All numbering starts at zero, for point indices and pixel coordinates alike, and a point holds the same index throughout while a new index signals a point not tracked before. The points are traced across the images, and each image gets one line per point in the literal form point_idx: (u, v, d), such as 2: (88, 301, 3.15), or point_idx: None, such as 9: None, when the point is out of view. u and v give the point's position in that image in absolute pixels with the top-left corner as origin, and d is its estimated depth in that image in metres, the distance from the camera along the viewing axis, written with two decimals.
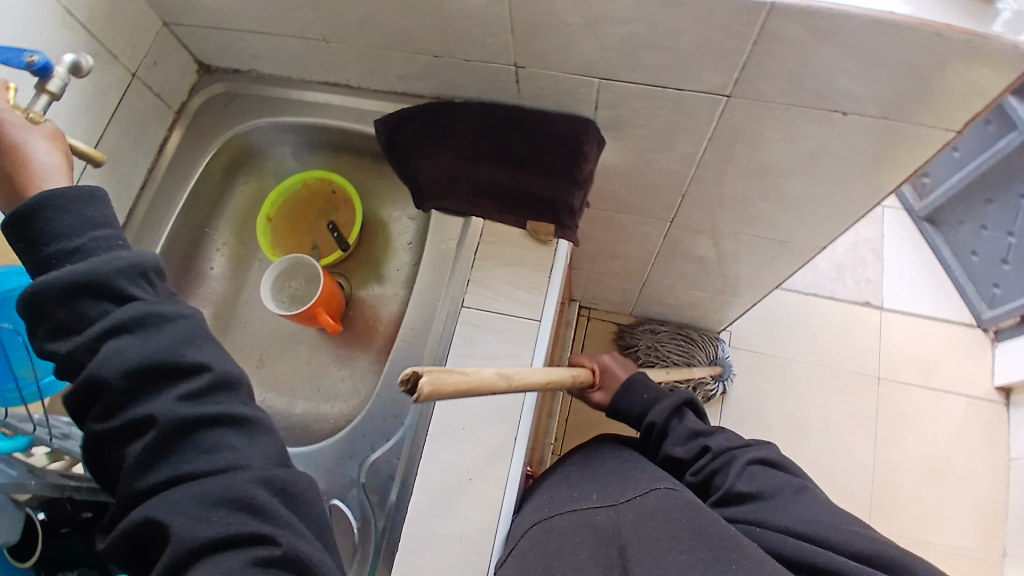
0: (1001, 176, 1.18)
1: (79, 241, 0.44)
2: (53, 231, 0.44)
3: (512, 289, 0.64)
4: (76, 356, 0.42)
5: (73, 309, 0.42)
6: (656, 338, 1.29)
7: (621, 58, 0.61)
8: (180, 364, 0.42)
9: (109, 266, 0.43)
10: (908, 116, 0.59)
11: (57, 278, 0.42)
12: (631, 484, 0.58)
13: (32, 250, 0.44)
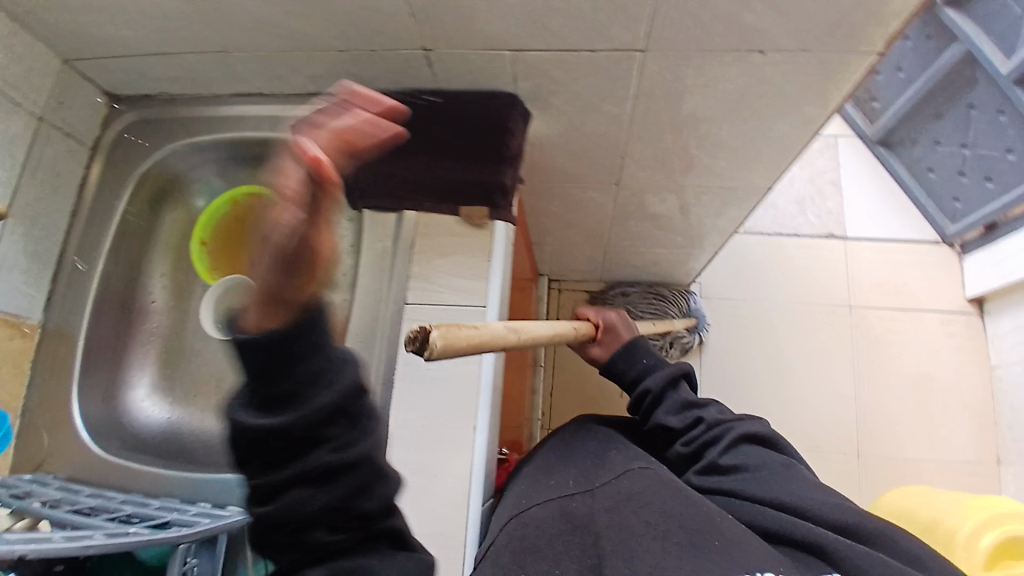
0: (947, 90, 1.17)
1: (333, 376, 0.50)
2: (316, 364, 0.50)
3: (452, 278, 0.63)
4: (292, 454, 0.49)
5: (307, 424, 0.49)
6: (628, 300, 1.29)
7: (525, 28, 0.59)
8: (359, 489, 0.50)
9: (348, 395, 0.51)
10: (826, 45, 0.58)
11: (311, 406, 0.49)
12: (608, 468, 0.60)
13: (287, 371, 0.49)
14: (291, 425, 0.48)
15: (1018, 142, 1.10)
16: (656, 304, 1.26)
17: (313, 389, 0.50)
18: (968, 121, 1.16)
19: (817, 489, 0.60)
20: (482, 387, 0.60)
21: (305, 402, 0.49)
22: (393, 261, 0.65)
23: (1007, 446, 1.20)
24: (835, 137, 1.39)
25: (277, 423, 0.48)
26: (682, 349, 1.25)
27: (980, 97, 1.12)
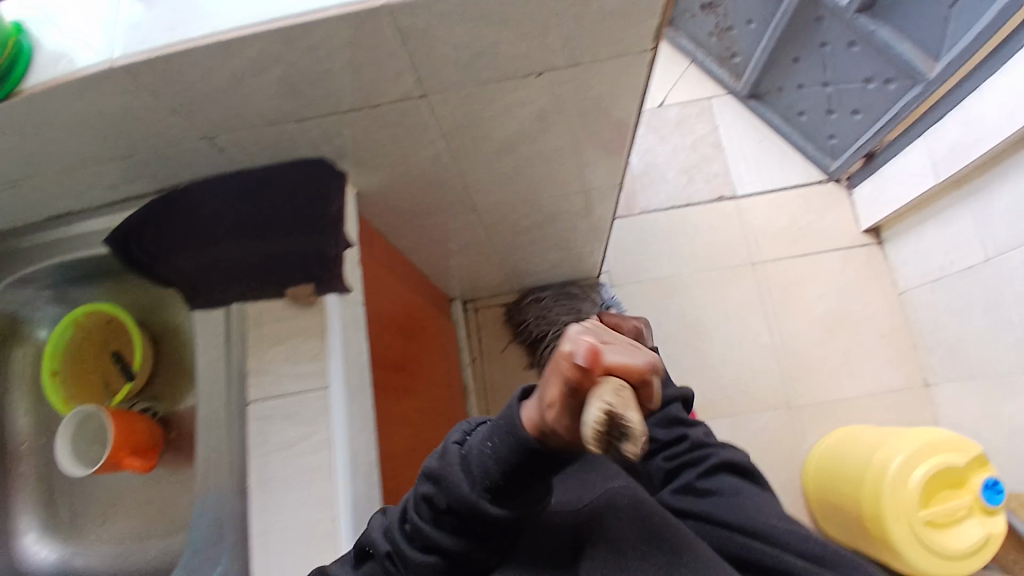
0: (796, 35, 1.16)
1: (535, 507, 0.48)
2: (539, 491, 0.47)
3: (291, 365, 0.62)
4: (467, 527, 0.47)
5: (497, 526, 0.47)
6: (542, 306, 1.28)
7: (292, 100, 0.56)
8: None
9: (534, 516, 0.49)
10: (598, 54, 0.57)
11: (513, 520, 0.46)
12: (588, 488, 0.57)
13: (534, 478, 0.45)
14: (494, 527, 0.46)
15: (876, 71, 1.11)
16: (569, 306, 1.27)
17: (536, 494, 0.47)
18: (824, 59, 1.16)
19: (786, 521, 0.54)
20: (339, 464, 0.59)
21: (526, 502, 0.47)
22: (232, 362, 0.63)
23: (932, 362, 1.25)
24: (708, 99, 1.39)
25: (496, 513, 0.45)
26: None
27: (829, 36, 1.12)
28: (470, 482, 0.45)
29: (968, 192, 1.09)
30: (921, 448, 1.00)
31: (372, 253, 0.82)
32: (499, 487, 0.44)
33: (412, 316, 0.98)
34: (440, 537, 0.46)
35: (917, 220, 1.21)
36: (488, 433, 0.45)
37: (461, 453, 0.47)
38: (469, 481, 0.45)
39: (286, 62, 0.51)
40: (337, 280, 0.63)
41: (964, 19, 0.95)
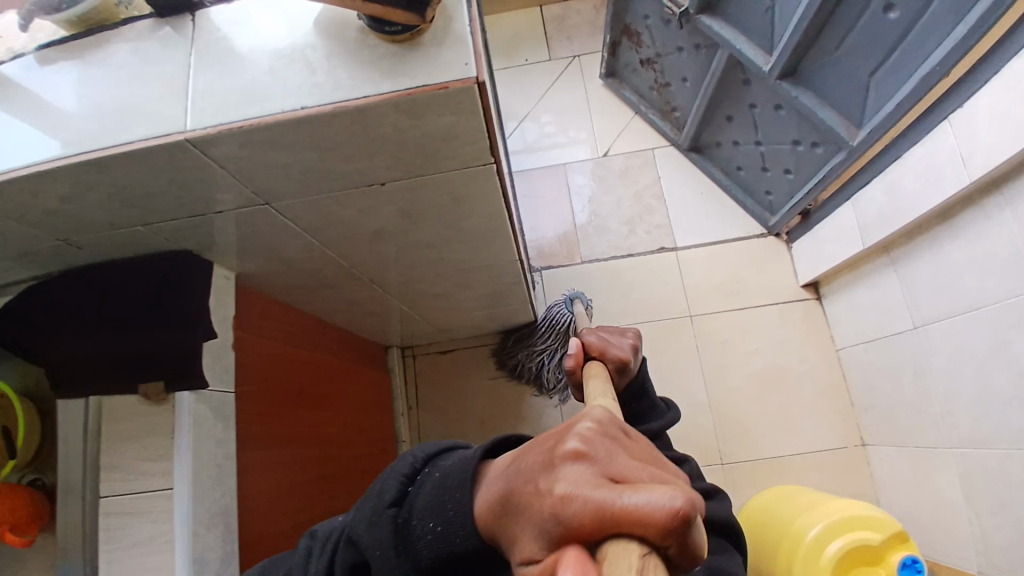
0: (730, 92, 1.18)
1: None
2: None
3: (142, 462, 0.63)
4: None
5: None
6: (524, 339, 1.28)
7: (131, 211, 0.57)
8: None
9: None
10: (437, 168, 0.57)
11: None
12: None
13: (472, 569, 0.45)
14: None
15: (802, 134, 1.11)
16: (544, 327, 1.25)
17: None
18: (754, 119, 1.17)
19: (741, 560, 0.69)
20: (179, 564, 0.60)
21: None
22: (87, 455, 0.65)
23: (867, 423, 1.21)
24: (651, 150, 1.42)
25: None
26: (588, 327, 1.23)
27: (757, 97, 1.13)
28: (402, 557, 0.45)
29: (895, 258, 1.06)
30: (847, 519, 0.95)
31: (266, 327, 0.83)
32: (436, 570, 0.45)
33: (326, 376, 1.00)
34: None
35: (851, 280, 1.19)
36: (432, 514, 0.45)
37: (399, 521, 0.47)
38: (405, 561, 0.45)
39: (108, 184, 0.52)
40: (197, 378, 0.65)
41: (879, 94, 0.94)
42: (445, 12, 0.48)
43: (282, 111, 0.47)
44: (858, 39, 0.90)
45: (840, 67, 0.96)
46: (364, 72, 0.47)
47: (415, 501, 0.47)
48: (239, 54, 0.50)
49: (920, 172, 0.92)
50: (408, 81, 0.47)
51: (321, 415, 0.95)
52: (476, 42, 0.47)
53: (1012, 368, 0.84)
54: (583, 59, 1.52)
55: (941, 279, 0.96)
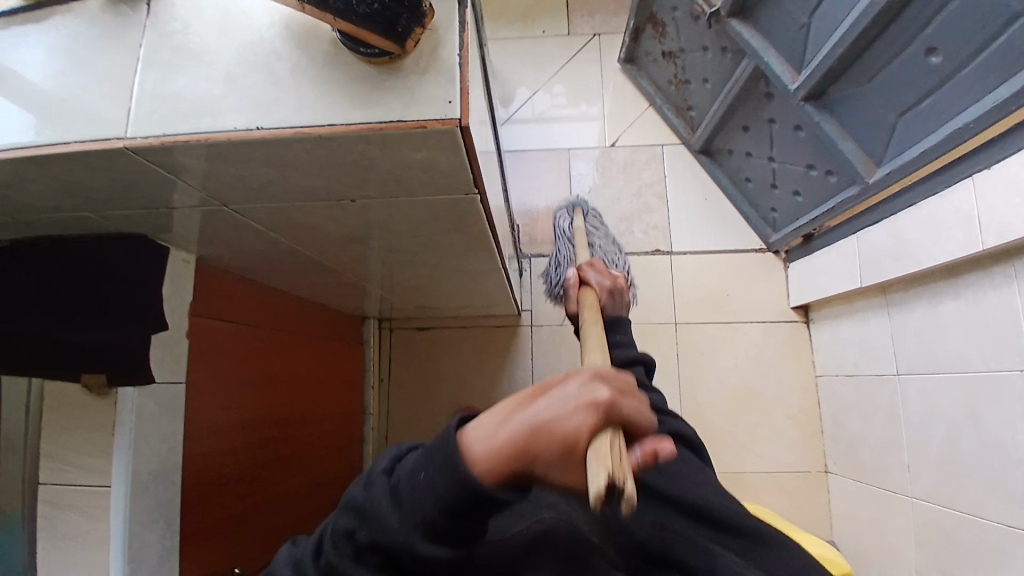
0: (750, 103, 1.14)
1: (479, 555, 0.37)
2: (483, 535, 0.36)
3: (82, 456, 0.63)
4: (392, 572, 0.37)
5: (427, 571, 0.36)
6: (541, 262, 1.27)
7: (74, 201, 0.52)
8: None
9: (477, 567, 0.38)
10: (412, 192, 0.53)
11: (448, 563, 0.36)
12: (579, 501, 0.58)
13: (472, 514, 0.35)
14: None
15: (816, 159, 1.07)
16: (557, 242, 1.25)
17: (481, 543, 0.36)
18: (770, 134, 1.13)
19: (700, 489, 0.64)
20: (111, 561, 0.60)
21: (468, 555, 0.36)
22: (29, 436, 0.64)
23: (832, 455, 1.21)
24: (659, 146, 1.36)
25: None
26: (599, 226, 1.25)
27: (777, 114, 1.09)
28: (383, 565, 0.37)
29: (889, 301, 1.03)
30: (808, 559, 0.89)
31: (226, 308, 0.81)
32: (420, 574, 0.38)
33: (288, 352, 0.99)
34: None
35: (841, 313, 1.17)
36: (423, 462, 0.37)
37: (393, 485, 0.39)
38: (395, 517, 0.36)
39: (45, 176, 0.47)
40: (143, 374, 0.64)
41: (904, 134, 0.89)
42: (433, 36, 0.42)
43: (236, 128, 0.42)
44: (893, 75, 0.86)
45: (868, 99, 0.91)
46: (336, 96, 0.42)
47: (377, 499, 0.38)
48: (197, 52, 0.45)
49: (932, 222, 0.89)
50: (381, 113, 0.42)
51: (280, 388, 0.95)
52: (464, 76, 0.42)
53: (985, 439, 0.83)
54: (602, 38, 1.43)
55: (932, 332, 0.93)
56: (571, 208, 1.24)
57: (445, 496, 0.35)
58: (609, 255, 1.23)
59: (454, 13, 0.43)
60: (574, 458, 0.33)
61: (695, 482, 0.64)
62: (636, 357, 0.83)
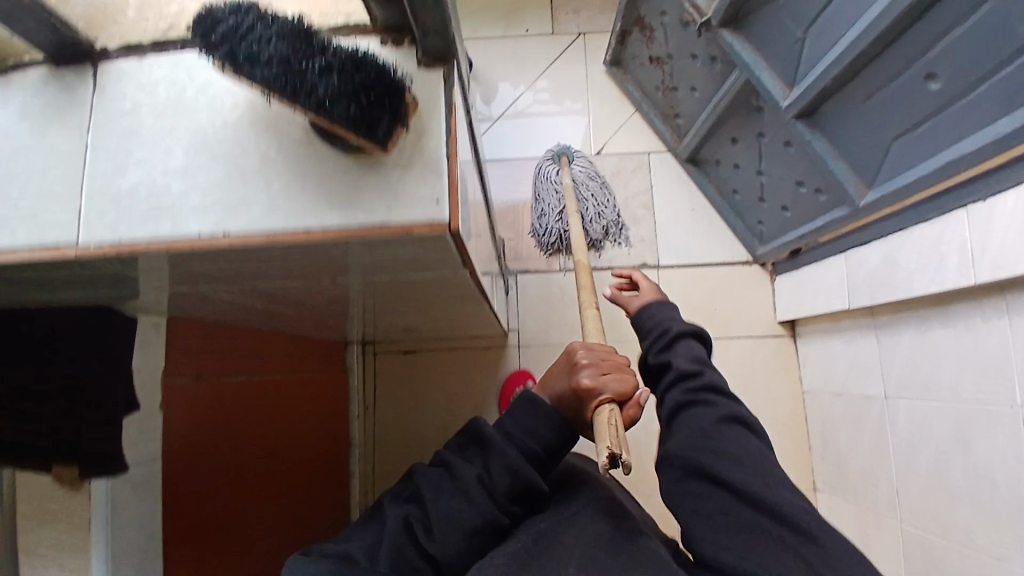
0: (740, 114, 1.09)
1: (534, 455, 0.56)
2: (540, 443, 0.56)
3: (56, 553, 0.64)
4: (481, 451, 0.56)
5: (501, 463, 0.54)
6: (539, 211, 1.30)
7: (19, 287, 0.47)
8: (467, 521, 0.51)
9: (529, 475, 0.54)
10: (398, 269, 0.49)
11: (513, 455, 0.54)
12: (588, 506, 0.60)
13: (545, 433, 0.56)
14: (481, 531, 0.51)
15: (806, 177, 1.04)
16: (549, 191, 1.30)
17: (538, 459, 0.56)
18: (760, 149, 1.10)
19: (762, 481, 0.51)
20: None
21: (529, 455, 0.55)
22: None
23: (820, 466, 1.21)
24: (647, 154, 1.33)
25: (483, 509, 0.51)
26: (589, 172, 1.30)
27: (768, 128, 1.05)
28: (464, 465, 0.55)
29: (877, 324, 1.03)
30: None
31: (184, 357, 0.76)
32: (496, 488, 0.53)
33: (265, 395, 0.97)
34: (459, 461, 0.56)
35: (830, 328, 1.16)
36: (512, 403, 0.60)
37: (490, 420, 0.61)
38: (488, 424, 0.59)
39: None
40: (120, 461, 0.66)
41: (898, 159, 0.87)
42: (418, 121, 0.38)
43: (197, 234, 0.38)
44: (890, 98, 0.82)
45: (863, 121, 0.88)
46: (308, 190, 0.38)
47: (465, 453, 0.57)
48: (149, 136, 0.39)
49: (924, 248, 0.87)
50: (360, 216, 0.37)
51: (261, 430, 0.96)
52: (453, 172, 0.38)
53: (973, 468, 0.83)
54: (587, 37, 1.37)
55: (922, 357, 0.93)
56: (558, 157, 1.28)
57: (513, 419, 0.57)
58: (601, 197, 1.28)
59: (440, 97, 0.38)
60: (580, 413, 0.55)
61: (756, 473, 0.51)
62: (679, 331, 0.71)
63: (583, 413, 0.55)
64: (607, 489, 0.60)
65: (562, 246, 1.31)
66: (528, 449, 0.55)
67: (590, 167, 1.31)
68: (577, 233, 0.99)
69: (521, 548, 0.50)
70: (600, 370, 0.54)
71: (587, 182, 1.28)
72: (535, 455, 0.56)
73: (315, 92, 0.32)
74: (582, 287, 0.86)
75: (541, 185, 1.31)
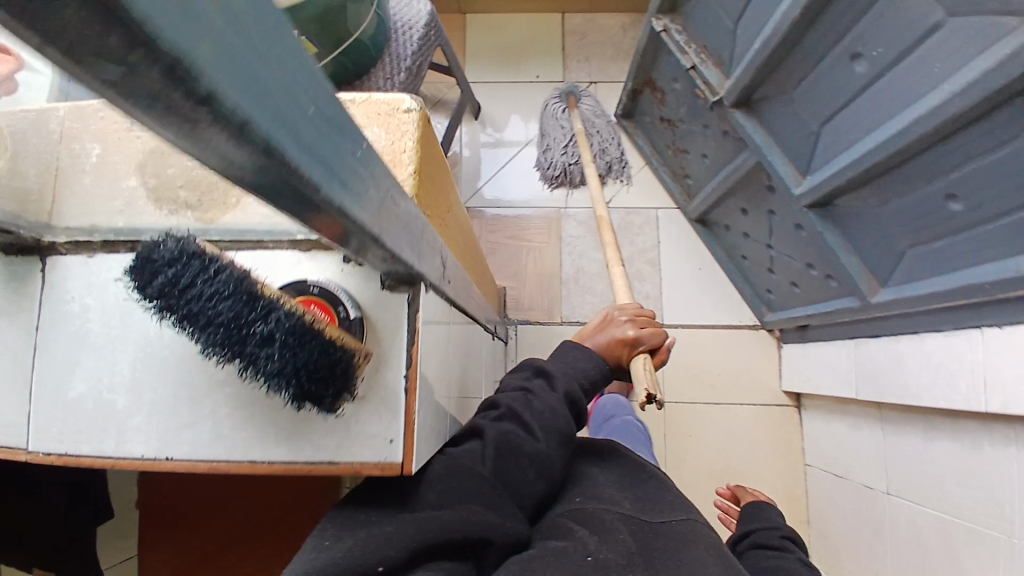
0: (751, 189, 1.06)
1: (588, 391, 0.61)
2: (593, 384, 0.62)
3: None
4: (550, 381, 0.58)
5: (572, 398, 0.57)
6: (546, 141, 1.28)
7: None
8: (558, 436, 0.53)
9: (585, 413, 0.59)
10: None
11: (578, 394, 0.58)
12: (667, 507, 0.56)
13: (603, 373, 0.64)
14: (567, 442, 0.53)
15: (816, 260, 1.00)
16: (557, 122, 1.27)
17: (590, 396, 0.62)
18: (770, 225, 1.07)
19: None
20: None
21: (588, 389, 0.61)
22: None
23: (813, 546, 1.18)
24: (655, 210, 1.30)
25: (566, 426, 0.54)
26: (598, 109, 1.26)
27: (778, 207, 1.02)
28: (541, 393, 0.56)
29: (882, 416, 0.99)
30: None
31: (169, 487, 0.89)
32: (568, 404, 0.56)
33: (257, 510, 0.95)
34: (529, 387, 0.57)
35: (833, 409, 1.13)
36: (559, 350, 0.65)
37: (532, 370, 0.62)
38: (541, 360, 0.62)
39: None
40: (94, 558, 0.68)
41: (911, 266, 0.84)
42: (378, 346, 0.36)
43: (141, 455, 0.37)
44: (906, 209, 0.80)
45: (878, 222, 0.86)
46: (257, 423, 0.36)
47: (535, 380, 0.58)
48: (98, 344, 0.38)
49: (938, 357, 0.84)
50: (308, 450, 0.35)
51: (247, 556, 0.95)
52: (411, 404, 0.36)
53: None
54: (599, 87, 1.34)
55: (921, 463, 0.90)
56: (567, 96, 1.25)
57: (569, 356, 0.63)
58: (608, 134, 1.27)
59: (403, 319, 0.37)
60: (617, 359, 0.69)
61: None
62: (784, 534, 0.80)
63: (620, 361, 0.69)
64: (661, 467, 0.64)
65: (566, 178, 1.30)
66: (588, 379, 0.61)
67: (595, 101, 1.28)
68: (595, 188, 1.07)
69: (628, 540, 0.49)
70: (638, 324, 0.71)
71: (598, 118, 1.26)
72: (592, 384, 0.61)
73: (257, 363, 0.31)
74: (605, 244, 0.98)
75: (549, 118, 1.28)
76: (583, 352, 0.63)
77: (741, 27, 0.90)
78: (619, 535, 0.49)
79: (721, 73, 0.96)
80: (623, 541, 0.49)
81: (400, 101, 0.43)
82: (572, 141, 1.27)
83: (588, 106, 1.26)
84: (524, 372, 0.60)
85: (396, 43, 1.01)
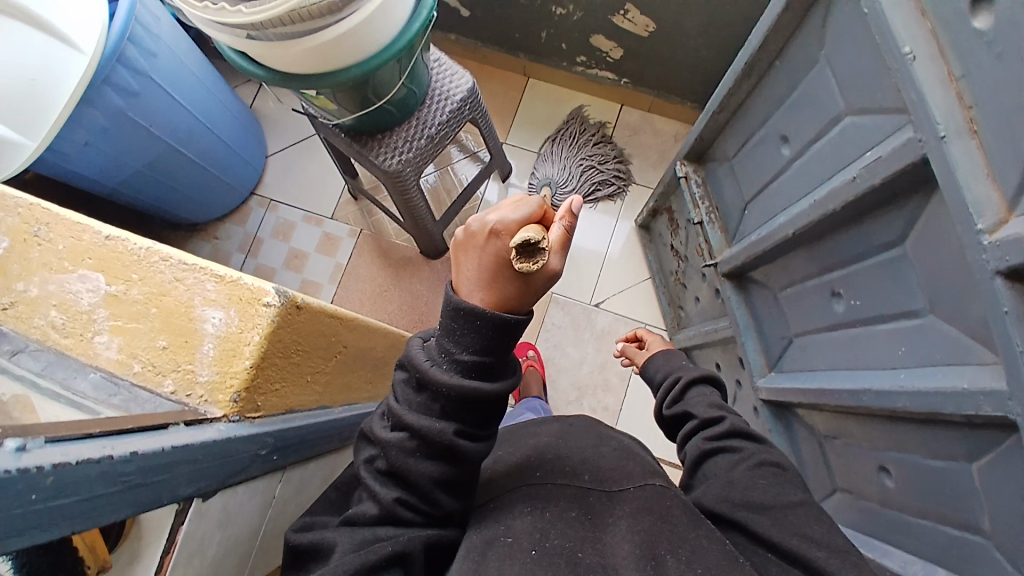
0: (727, 353, 1.01)
1: (474, 363, 0.51)
2: (488, 348, 0.51)
3: None
4: (439, 400, 0.51)
5: (475, 396, 0.51)
6: (577, 190, 1.32)
7: None
8: (459, 473, 0.53)
9: (495, 398, 0.53)
10: None
11: (460, 385, 0.51)
12: (625, 475, 0.58)
13: (493, 327, 0.51)
14: (469, 468, 0.54)
15: None
16: (566, 177, 1.31)
17: (498, 359, 0.52)
18: (735, 394, 1.02)
19: (790, 510, 0.53)
20: None
21: (492, 360, 0.52)
22: None
23: None
24: (643, 325, 1.28)
25: (469, 467, 0.53)
26: (557, 140, 1.34)
27: (744, 383, 0.97)
28: (428, 424, 0.51)
29: None
30: None
31: None
32: (464, 427, 0.52)
33: None
34: (414, 421, 0.52)
35: None
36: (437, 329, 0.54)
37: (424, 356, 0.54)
38: (431, 354, 0.53)
39: None
40: None
41: (838, 508, 0.78)
42: (134, 545, 0.37)
43: None
44: (843, 454, 0.75)
45: (820, 449, 0.80)
46: None
47: (419, 395, 0.52)
48: None
49: None
50: None
51: None
52: None
53: None
54: (633, 189, 1.34)
55: None
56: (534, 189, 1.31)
57: (444, 339, 0.52)
58: (575, 143, 1.33)
59: (166, 528, 0.37)
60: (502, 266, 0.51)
61: (783, 501, 0.54)
62: (687, 381, 0.77)
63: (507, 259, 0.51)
64: (622, 442, 0.67)
65: (611, 189, 1.33)
66: (471, 350, 0.51)
67: (564, 129, 1.35)
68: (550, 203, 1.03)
69: (578, 517, 0.52)
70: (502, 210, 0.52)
71: (563, 140, 1.34)
72: (481, 348, 0.51)
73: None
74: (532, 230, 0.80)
75: (541, 166, 1.33)
76: (449, 308, 0.51)
77: (747, 211, 0.84)
78: (570, 514, 0.53)
79: (724, 239, 0.91)
80: (570, 518, 0.52)
81: (264, 292, 0.40)
82: (582, 170, 1.32)
83: (561, 141, 1.34)
84: (403, 387, 0.53)
85: (426, 109, 1.00)
